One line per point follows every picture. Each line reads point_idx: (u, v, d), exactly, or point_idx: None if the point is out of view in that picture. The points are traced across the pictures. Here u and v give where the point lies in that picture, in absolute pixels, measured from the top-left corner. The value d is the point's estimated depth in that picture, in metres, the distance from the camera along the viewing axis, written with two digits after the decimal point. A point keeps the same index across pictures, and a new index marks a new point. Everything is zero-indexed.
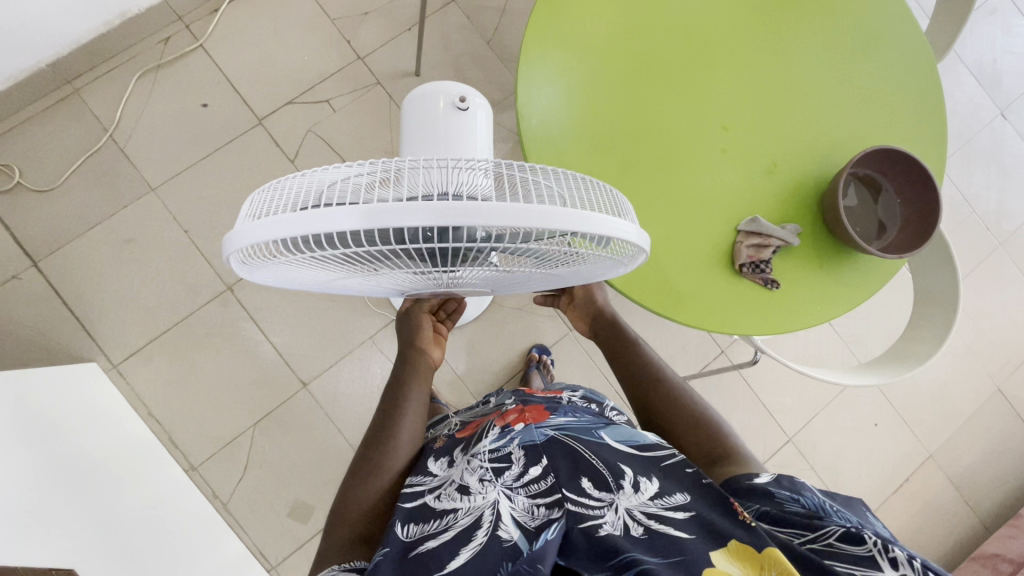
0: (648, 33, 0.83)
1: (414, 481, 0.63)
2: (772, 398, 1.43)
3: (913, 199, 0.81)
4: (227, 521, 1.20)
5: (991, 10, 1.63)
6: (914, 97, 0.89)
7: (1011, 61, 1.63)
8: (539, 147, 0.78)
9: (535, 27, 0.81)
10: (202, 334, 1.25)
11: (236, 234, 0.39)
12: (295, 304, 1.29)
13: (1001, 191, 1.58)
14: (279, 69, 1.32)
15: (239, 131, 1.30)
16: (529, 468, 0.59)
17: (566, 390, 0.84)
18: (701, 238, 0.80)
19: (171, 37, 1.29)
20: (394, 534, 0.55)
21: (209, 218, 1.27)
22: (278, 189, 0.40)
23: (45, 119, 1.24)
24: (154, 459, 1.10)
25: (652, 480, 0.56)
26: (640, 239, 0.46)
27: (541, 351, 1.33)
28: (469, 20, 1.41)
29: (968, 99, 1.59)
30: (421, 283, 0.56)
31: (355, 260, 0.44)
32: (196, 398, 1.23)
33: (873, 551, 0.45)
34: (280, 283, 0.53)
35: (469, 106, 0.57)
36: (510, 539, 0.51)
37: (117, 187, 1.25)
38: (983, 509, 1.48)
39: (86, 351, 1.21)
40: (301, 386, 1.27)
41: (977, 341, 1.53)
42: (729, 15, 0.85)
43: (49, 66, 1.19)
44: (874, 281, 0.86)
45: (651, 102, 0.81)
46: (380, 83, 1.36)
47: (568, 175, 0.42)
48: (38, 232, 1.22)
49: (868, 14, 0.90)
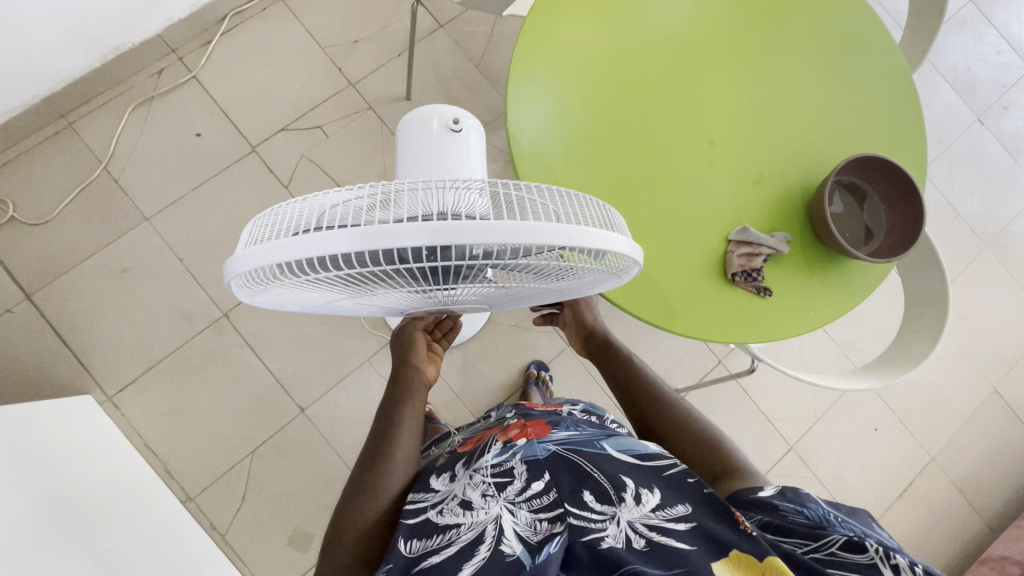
0: (635, 50, 0.85)
1: (416, 498, 0.63)
2: (771, 406, 1.43)
3: (899, 206, 0.83)
4: (227, 554, 1.18)
5: (962, 21, 1.68)
6: (888, 104, 0.92)
7: (985, 69, 1.68)
8: (531, 165, 0.80)
9: (523, 49, 0.83)
10: (199, 363, 1.24)
11: (237, 258, 0.39)
12: (292, 330, 1.28)
13: (983, 194, 1.61)
14: (273, 98, 1.34)
15: (232, 159, 1.31)
16: (531, 483, 0.59)
17: (566, 405, 0.84)
18: (693, 248, 0.82)
19: (164, 69, 1.31)
20: (397, 551, 0.56)
21: (204, 245, 1.27)
22: (279, 213, 0.40)
23: (40, 153, 1.25)
24: (151, 493, 1.08)
25: (653, 491, 0.56)
26: (634, 253, 0.47)
27: (540, 368, 1.33)
28: (457, 45, 1.44)
29: (945, 106, 1.63)
30: (418, 302, 0.56)
31: (355, 281, 0.44)
32: (193, 427, 1.22)
33: (875, 559, 0.45)
34: (279, 305, 0.53)
35: (462, 127, 0.59)
36: (513, 553, 0.50)
37: (112, 218, 1.26)
38: (987, 511, 1.48)
39: (80, 384, 1.20)
40: (299, 411, 1.26)
41: (970, 343, 1.54)
42: (712, 29, 0.88)
43: (43, 101, 1.20)
44: (864, 288, 0.87)
45: (640, 118, 0.83)
46: (372, 108, 1.38)
47: (561, 192, 0.43)
48: (32, 265, 1.22)
49: (842, 25, 0.93)
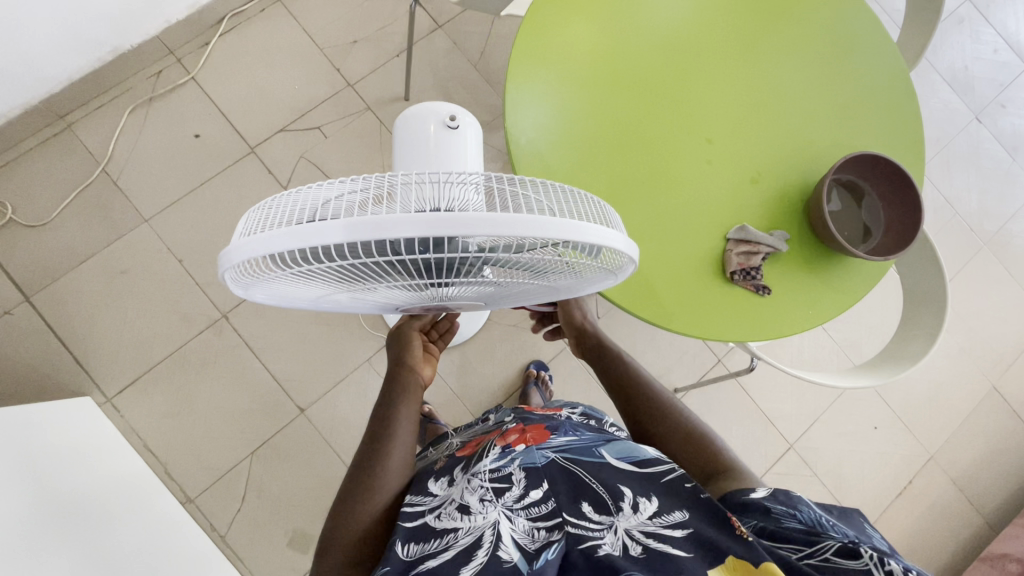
0: (633, 49, 0.85)
1: (414, 501, 0.63)
2: (771, 405, 1.43)
3: (897, 203, 0.83)
4: (227, 555, 1.18)
5: (960, 20, 1.68)
6: (884, 103, 0.92)
7: (982, 67, 1.68)
8: (529, 163, 0.80)
9: (521, 48, 0.83)
10: (200, 364, 1.24)
11: (231, 249, 0.39)
12: (291, 330, 1.28)
13: (981, 191, 1.62)
14: (272, 99, 1.35)
15: (231, 160, 1.31)
16: (529, 490, 0.59)
17: (565, 407, 0.84)
18: (690, 247, 0.82)
19: (162, 70, 1.31)
20: (394, 554, 0.55)
21: (203, 246, 1.28)
22: (273, 206, 0.40)
23: (39, 154, 1.25)
24: (150, 494, 1.08)
25: (651, 499, 0.56)
26: (630, 249, 0.47)
27: (539, 367, 1.33)
28: (455, 45, 1.45)
29: (943, 105, 1.63)
30: (416, 298, 0.56)
31: (350, 275, 0.44)
32: (193, 428, 1.22)
33: (869, 565, 0.45)
34: (275, 300, 0.53)
35: (459, 125, 0.59)
36: (510, 559, 0.51)
37: (112, 219, 1.26)
38: (986, 508, 1.48)
39: (79, 385, 1.20)
40: (299, 412, 1.26)
41: (969, 341, 1.54)
42: (709, 28, 0.88)
43: (41, 103, 1.20)
44: (863, 285, 0.88)
45: (637, 117, 0.84)
46: (370, 108, 1.38)
47: (557, 188, 0.43)
48: (30, 267, 1.22)
49: (838, 24, 0.93)
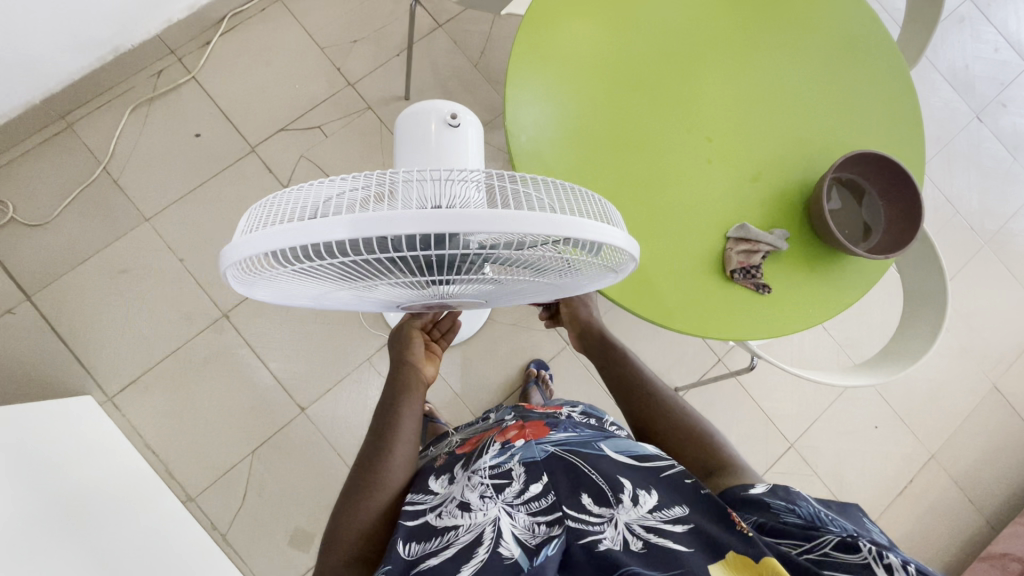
0: (634, 47, 0.86)
1: (415, 499, 0.63)
2: (770, 403, 1.43)
3: (897, 200, 0.83)
4: (227, 553, 1.18)
5: (960, 18, 1.68)
6: (885, 103, 0.92)
7: (983, 66, 1.68)
8: (529, 162, 0.80)
9: (522, 48, 0.83)
10: (200, 363, 1.24)
11: (233, 247, 0.39)
12: (291, 329, 1.29)
13: (982, 190, 1.62)
14: (273, 98, 1.35)
15: (232, 160, 1.31)
16: (529, 485, 0.59)
17: (565, 406, 0.83)
18: (691, 245, 0.82)
19: (163, 69, 1.31)
20: (395, 553, 0.55)
21: (204, 245, 1.28)
22: (275, 204, 0.40)
23: (39, 154, 1.25)
24: (152, 493, 1.08)
25: (651, 493, 0.56)
26: (630, 246, 0.47)
27: (539, 366, 1.33)
28: (456, 45, 1.45)
29: (944, 104, 1.63)
30: (416, 296, 0.56)
31: (351, 272, 0.45)
32: (193, 428, 1.22)
33: (868, 559, 0.45)
34: (276, 298, 0.53)
35: (459, 123, 0.59)
36: (511, 556, 0.50)
37: (112, 219, 1.26)
38: (987, 508, 1.48)
39: (80, 384, 1.20)
40: (300, 411, 1.26)
41: (970, 340, 1.54)
42: (710, 27, 0.88)
43: (42, 102, 1.21)
44: (863, 283, 0.88)
45: (637, 115, 0.84)
46: (371, 108, 1.38)
47: (557, 185, 0.43)
48: (31, 266, 1.22)
49: (838, 23, 0.93)
